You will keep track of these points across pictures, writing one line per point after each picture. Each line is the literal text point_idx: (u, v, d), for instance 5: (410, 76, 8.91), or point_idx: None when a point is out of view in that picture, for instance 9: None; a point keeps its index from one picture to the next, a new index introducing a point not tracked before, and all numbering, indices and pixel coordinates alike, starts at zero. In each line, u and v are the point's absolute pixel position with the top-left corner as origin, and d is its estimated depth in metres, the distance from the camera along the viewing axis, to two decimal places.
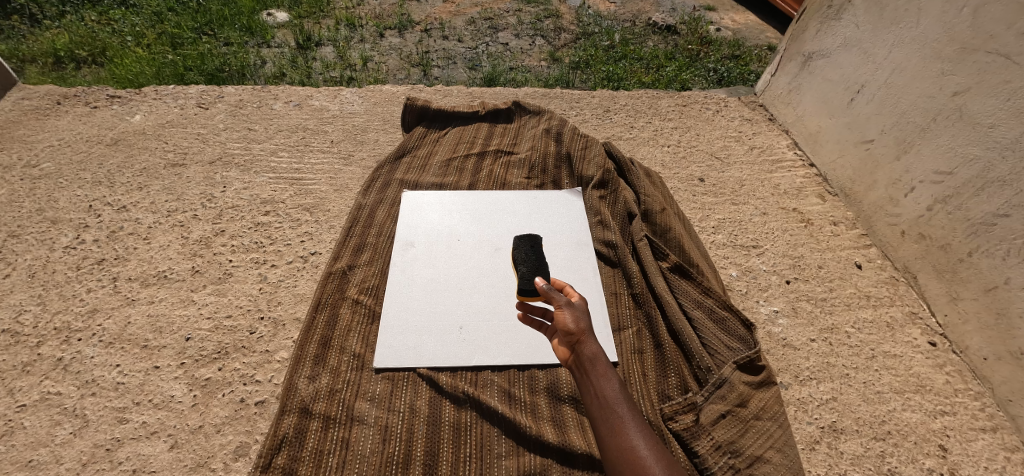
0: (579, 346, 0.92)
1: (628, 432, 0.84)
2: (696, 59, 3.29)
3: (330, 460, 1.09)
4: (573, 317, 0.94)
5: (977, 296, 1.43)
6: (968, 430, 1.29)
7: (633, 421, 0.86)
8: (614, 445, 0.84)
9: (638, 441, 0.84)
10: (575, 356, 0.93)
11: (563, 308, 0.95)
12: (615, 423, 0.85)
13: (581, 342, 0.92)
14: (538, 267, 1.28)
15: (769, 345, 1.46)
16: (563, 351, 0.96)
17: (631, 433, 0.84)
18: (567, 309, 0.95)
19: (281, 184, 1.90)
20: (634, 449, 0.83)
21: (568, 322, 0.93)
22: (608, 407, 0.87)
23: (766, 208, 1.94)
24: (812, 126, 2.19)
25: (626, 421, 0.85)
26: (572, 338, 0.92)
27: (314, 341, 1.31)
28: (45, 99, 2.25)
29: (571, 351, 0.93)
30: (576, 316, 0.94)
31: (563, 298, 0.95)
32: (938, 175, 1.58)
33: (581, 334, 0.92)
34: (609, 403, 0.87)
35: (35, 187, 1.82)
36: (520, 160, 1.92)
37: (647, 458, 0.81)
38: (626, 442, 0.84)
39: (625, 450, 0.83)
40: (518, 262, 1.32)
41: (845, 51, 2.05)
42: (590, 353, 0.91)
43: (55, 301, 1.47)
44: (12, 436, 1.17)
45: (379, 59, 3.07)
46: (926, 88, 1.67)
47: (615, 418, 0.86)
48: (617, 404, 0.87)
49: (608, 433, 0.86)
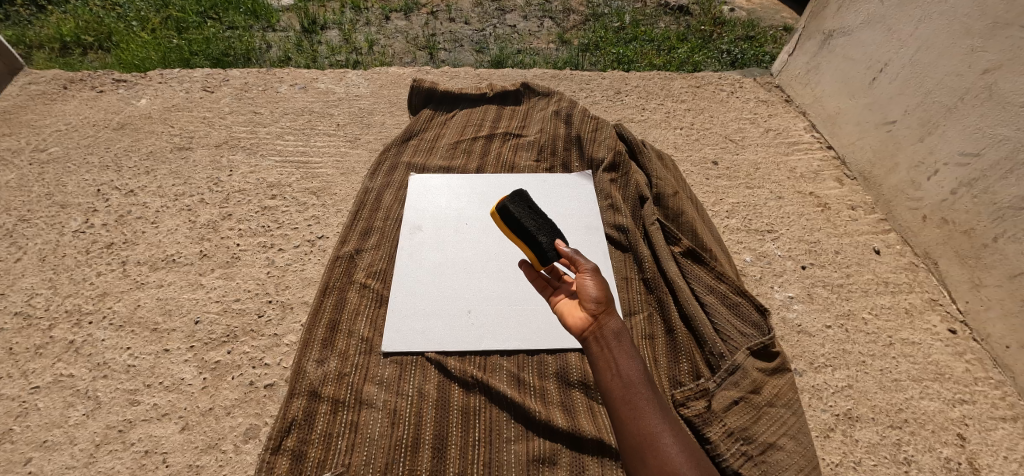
0: (603, 319, 0.86)
1: (648, 418, 0.78)
2: (708, 40, 3.19)
3: (339, 443, 1.08)
4: (598, 286, 0.88)
5: (1001, 283, 1.39)
6: (987, 419, 1.26)
7: (652, 402, 0.80)
8: (634, 429, 0.78)
9: (659, 426, 0.77)
10: (595, 332, 0.86)
11: (587, 274, 0.90)
12: (636, 405, 0.79)
13: (601, 319, 0.86)
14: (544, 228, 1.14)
15: (783, 332, 1.43)
16: (580, 322, 0.88)
17: (655, 419, 0.78)
18: (591, 276, 0.90)
19: (288, 168, 1.88)
20: (658, 435, 0.76)
21: (589, 291, 0.88)
22: (633, 386, 0.80)
23: (782, 192, 1.89)
24: (831, 108, 2.12)
25: (645, 403, 0.79)
26: (590, 313, 0.87)
27: (322, 325, 1.30)
28: (51, 83, 2.24)
29: (591, 323, 0.87)
30: (601, 284, 0.89)
31: (585, 263, 0.89)
32: (964, 157, 1.53)
33: (602, 309, 0.86)
34: (634, 383, 0.81)
35: (43, 172, 1.82)
36: (529, 143, 1.89)
37: (670, 447, 0.75)
38: (646, 426, 0.77)
39: (648, 435, 0.76)
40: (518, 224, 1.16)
41: (867, 28, 1.97)
42: (611, 330, 0.85)
43: (65, 284, 1.47)
44: (27, 417, 1.18)
45: (384, 42, 3.01)
46: (954, 66, 1.60)
47: (637, 399, 0.80)
48: (640, 386, 0.80)
49: (631, 413, 0.79)
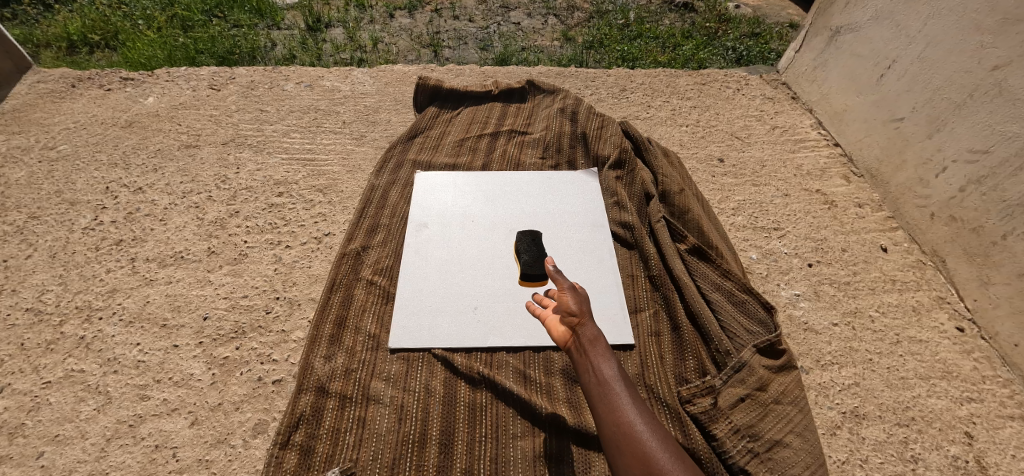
0: (580, 330, 0.88)
1: (624, 413, 0.81)
2: (713, 37, 3.17)
3: (347, 438, 1.09)
4: (577, 299, 0.91)
5: (1011, 280, 1.38)
6: (995, 417, 1.25)
7: (628, 397, 0.83)
8: (612, 424, 0.82)
9: (635, 419, 0.81)
10: (575, 340, 0.89)
11: (567, 290, 0.92)
12: (612, 400, 0.83)
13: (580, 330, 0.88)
14: None
15: (789, 329, 1.43)
16: (559, 334, 0.92)
17: (630, 412, 0.82)
18: (571, 292, 0.92)
19: (294, 166, 1.89)
20: (634, 427, 0.80)
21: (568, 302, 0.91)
22: (607, 384, 0.84)
23: (788, 189, 1.88)
24: (838, 105, 2.11)
25: (621, 399, 0.82)
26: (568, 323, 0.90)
27: (329, 321, 1.31)
28: (60, 81, 2.26)
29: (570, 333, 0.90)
30: (579, 298, 0.91)
31: (565, 281, 0.91)
32: (972, 154, 1.52)
33: (579, 319, 0.89)
34: (609, 381, 0.84)
35: (53, 170, 1.84)
36: (535, 140, 1.89)
37: (645, 437, 0.79)
38: (623, 420, 0.81)
39: (624, 428, 0.80)
40: None
41: (875, 24, 1.96)
42: (589, 338, 0.88)
43: (75, 281, 1.49)
44: (39, 411, 1.20)
45: (388, 40, 3.02)
46: (963, 62, 1.60)
47: (612, 395, 0.83)
48: (615, 382, 0.84)
49: (608, 409, 0.83)
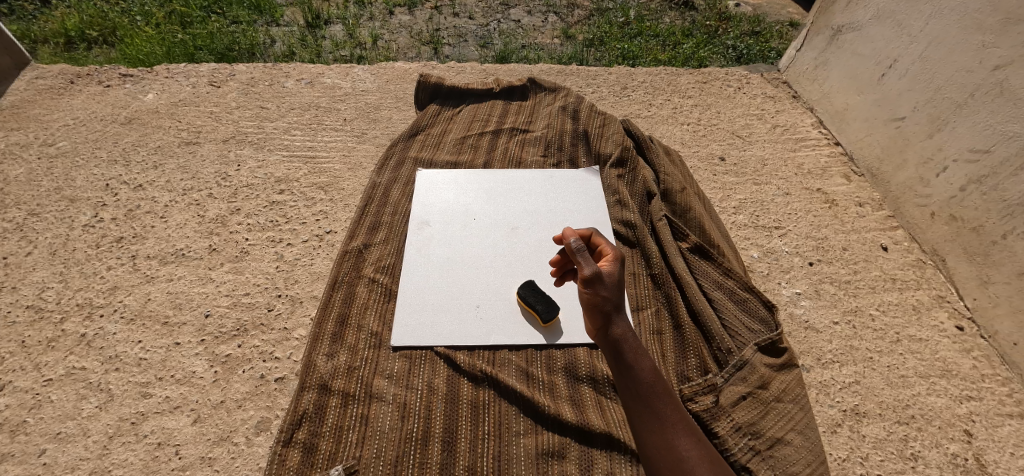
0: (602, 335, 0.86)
1: (667, 432, 0.82)
2: (714, 35, 3.17)
3: (350, 436, 1.10)
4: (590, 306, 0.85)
5: (1010, 280, 1.39)
6: (994, 415, 1.26)
7: (671, 414, 0.83)
8: (655, 442, 0.82)
9: (680, 441, 0.81)
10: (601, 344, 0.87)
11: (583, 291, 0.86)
12: (654, 416, 0.83)
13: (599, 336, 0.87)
14: (552, 303, 1.30)
15: (790, 328, 1.43)
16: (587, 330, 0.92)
17: (672, 432, 0.82)
18: (586, 293, 0.86)
19: (295, 163, 1.89)
20: (677, 448, 0.81)
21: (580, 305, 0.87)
22: (648, 398, 0.84)
23: (789, 188, 1.88)
24: (839, 104, 2.11)
25: (665, 417, 0.83)
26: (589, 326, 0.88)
27: (331, 319, 1.31)
28: (58, 77, 2.25)
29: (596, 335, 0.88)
30: (593, 303, 0.85)
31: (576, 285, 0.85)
32: (974, 153, 1.53)
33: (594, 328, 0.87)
34: (650, 397, 0.84)
35: (52, 166, 1.83)
36: (536, 138, 1.89)
37: (690, 459, 0.80)
38: (667, 440, 0.82)
39: (668, 449, 0.81)
40: (528, 301, 1.32)
41: (876, 23, 1.96)
42: (612, 345, 0.85)
43: (76, 278, 1.48)
44: (41, 409, 1.20)
45: (388, 37, 3.01)
46: (964, 62, 1.60)
47: (655, 411, 0.83)
48: (655, 396, 0.84)
49: (650, 425, 0.83)
